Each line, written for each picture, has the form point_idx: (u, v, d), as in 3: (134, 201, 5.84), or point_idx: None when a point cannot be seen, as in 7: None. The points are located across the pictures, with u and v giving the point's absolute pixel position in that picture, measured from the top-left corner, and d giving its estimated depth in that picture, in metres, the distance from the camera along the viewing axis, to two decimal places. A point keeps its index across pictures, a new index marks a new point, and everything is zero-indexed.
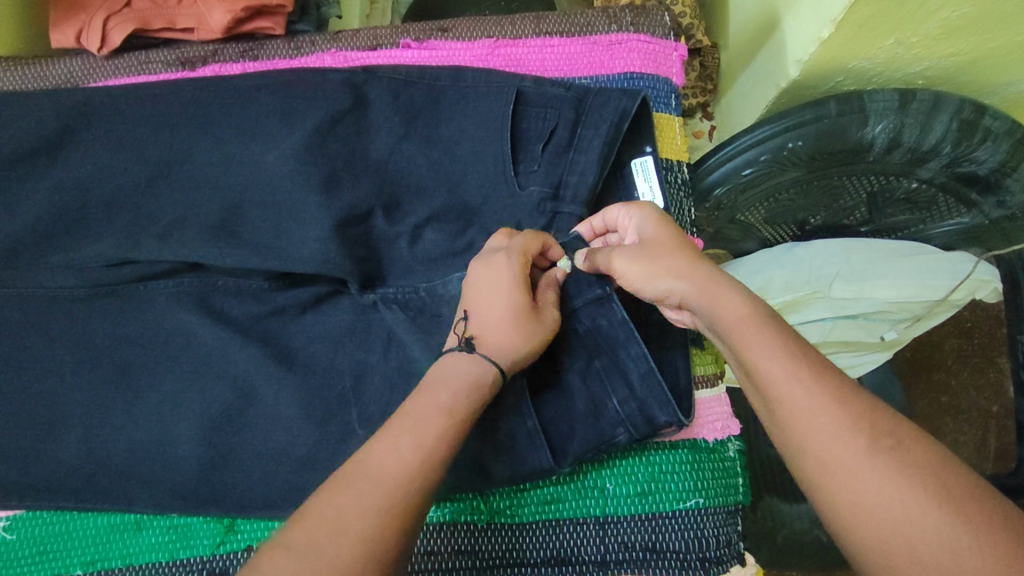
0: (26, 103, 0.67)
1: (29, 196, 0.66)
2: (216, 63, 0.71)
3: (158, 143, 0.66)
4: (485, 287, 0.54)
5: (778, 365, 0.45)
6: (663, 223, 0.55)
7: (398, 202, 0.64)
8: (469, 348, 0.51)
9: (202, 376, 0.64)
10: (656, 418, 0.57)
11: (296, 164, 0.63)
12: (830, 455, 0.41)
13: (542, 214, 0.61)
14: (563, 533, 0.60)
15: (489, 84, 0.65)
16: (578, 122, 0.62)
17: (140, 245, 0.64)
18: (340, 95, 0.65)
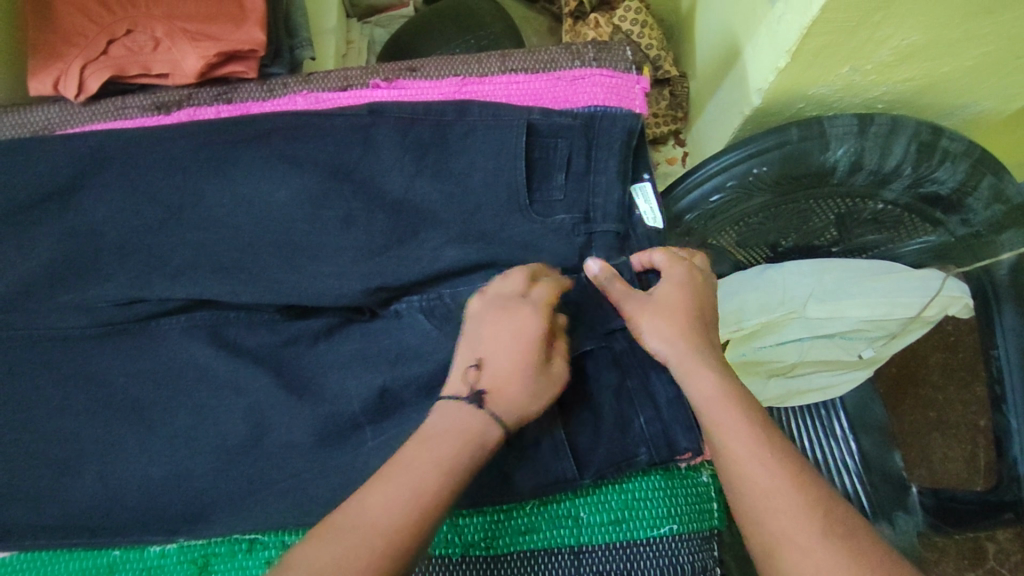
0: (23, 148, 0.69)
1: (40, 238, 0.67)
2: (191, 106, 0.73)
3: (169, 186, 0.68)
4: (507, 335, 0.53)
5: (744, 435, 0.47)
6: (692, 295, 0.57)
7: (382, 236, 0.65)
8: (479, 404, 0.50)
9: (213, 405, 0.64)
10: (678, 443, 0.60)
11: (310, 207, 0.66)
12: (787, 530, 0.43)
13: (577, 237, 0.65)
14: (538, 563, 0.60)
15: (498, 119, 0.67)
16: (590, 147, 0.67)
17: (150, 285, 0.65)
18: (349, 139, 0.68)
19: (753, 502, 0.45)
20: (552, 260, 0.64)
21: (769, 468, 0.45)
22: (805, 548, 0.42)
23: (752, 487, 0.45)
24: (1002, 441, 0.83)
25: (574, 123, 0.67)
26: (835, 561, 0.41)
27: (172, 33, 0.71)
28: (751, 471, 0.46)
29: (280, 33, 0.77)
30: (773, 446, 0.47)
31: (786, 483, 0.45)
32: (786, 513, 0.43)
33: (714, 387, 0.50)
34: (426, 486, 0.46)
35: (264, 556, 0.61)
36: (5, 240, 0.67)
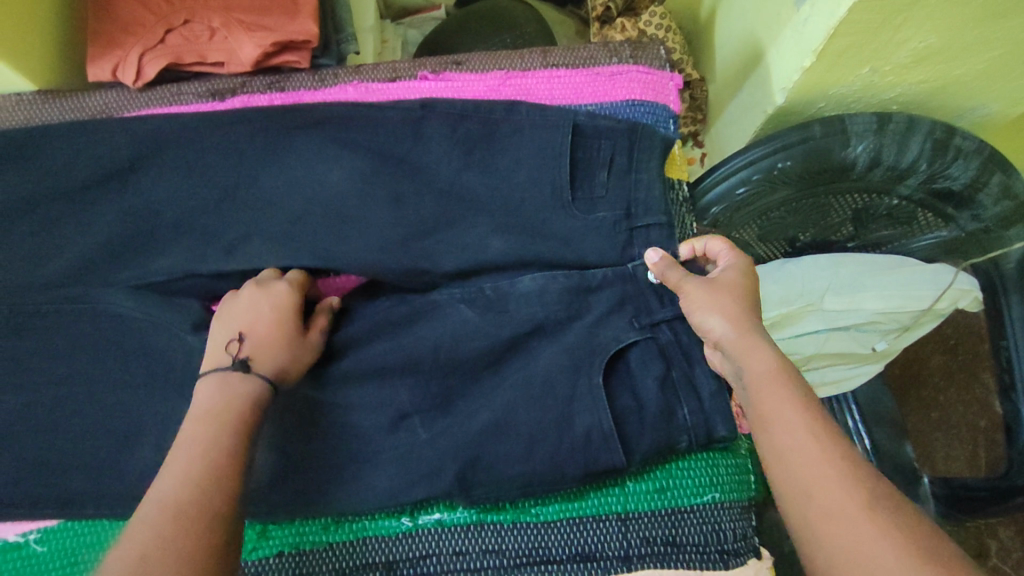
0: (86, 130, 0.71)
1: (97, 217, 0.69)
2: (245, 94, 0.75)
3: (225, 168, 0.70)
4: (262, 309, 0.59)
5: (800, 416, 0.48)
6: (747, 279, 0.60)
7: (433, 216, 0.67)
8: (243, 367, 0.54)
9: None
10: (718, 431, 0.62)
11: (363, 186, 0.68)
12: (833, 497, 0.43)
13: (620, 234, 0.68)
14: (586, 530, 0.61)
15: (544, 118, 0.70)
16: (632, 148, 0.70)
17: (204, 259, 0.66)
18: (401, 130, 0.70)
19: (802, 477, 0.45)
20: (592, 259, 0.67)
21: (818, 440, 0.46)
22: (851, 515, 0.42)
23: (799, 456, 0.46)
24: (1013, 428, 0.87)
25: (617, 126, 0.70)
26: (882, 529, 0.41)
27: (229, 24, 0.74)
28: (800, 441, 0.47)
29: (328, 29, 0.80)
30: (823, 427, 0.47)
31: (831, 461, 0.45)
32: (831, 481, 0.44)
33: (765, 372, 0.52)
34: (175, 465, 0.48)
35: (319, 523, 0.60)
36: (64, 220, 0.69)
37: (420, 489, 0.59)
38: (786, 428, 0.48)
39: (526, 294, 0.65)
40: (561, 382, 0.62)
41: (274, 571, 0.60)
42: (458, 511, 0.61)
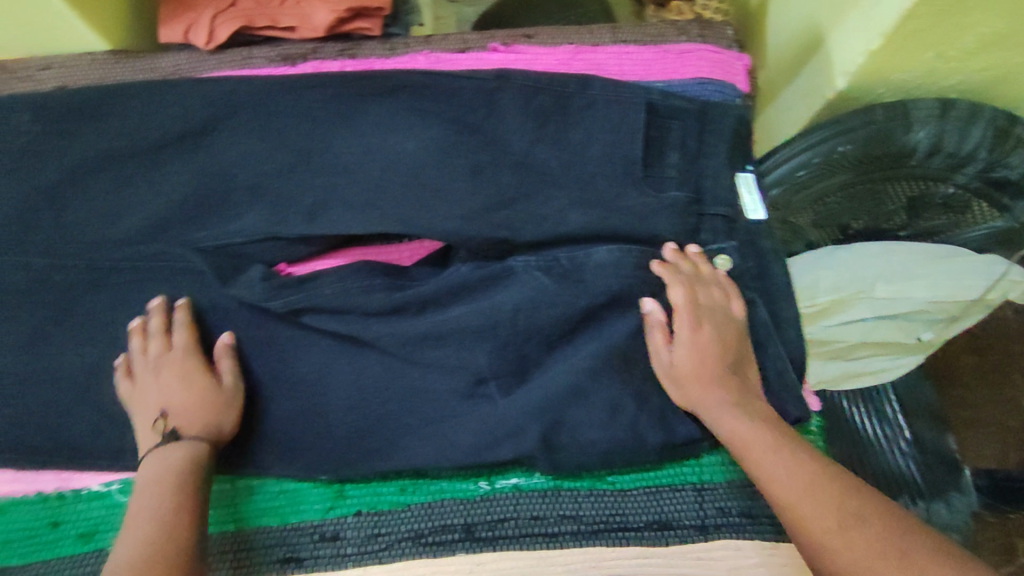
0: (160, 92, 0.71)
1: (170, 178, 0.69)
2: (316, 60, 0.75)
3: (297, 133, 0.70)
4: (168, 381, 0.60)
5: (776, 463, 0.51)
6: (711, 343, 0.59)
7: (507, 187, 0.66)
8: (172, 438, 0.57)
9: (333, 351, 0.63)
10: (788, 412, 0.62)
11: (436, 151, 0.67)
12: (822, 530, 0.46)
13: (689, 216, 0.67)
14: (663, 498, 0.62)
15: (618, 94, 0.70)
16: (703, 131, 0.69)
17: (287, 222, 0.66)
18: (475, 101, 0.70)
19: (794, 516, 0.48)
20: (666, 235, 0.66)
21: (795, 473, 0.50)
22: (838, 539, 0.45)
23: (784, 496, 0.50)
24: None
25: (689, 107, 0.70)
26: (867, 548, 0.44)
27: None
28: (781, 479, 0.50)
29: None
30: (798, 458, 0.51)
31: (809, 490, 0.49)
32: (814, 510, 0.48)
33: (744, 428, 0.55)
34: (153, 484, 0.53)
35: (397, 484, 0.62)
36: (138, 178, 0.70)
37: (504, 445, 0.60)
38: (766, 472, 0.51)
39: (603, 264, 0.63)
40: (639, 350, 0.63)
41: (352, 530, 0.60)
42: (535, 478, 0.63)
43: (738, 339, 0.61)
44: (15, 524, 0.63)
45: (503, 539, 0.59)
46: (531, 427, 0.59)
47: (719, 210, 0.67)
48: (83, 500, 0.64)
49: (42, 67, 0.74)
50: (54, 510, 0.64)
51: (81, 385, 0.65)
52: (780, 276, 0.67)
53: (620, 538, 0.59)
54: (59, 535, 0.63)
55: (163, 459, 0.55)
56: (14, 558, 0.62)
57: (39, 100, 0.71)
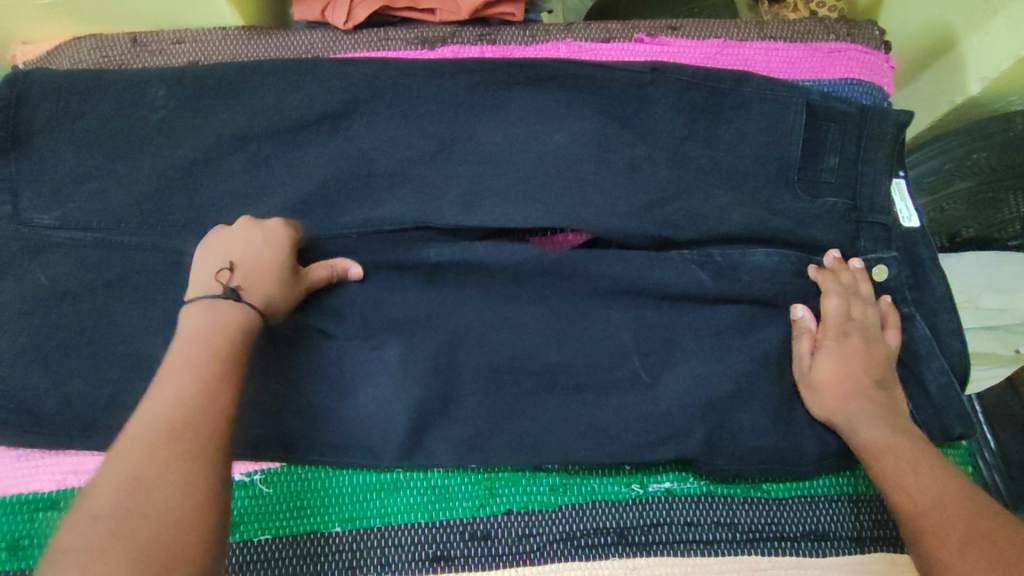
0: (301, 71, 0.69)
1: (311, 159, 0.68)
2: (455, 44, 0.73)
3: (444, 121, 0.69)
4: (254, 243, 0.58)
5: (908, 475, 0.53)
6: (856, 358, 0.60)
7: (664, 186, 0.65)
8: (233, 296, 0.53)
9: (491, 343, 0.61)
10: (951, 428, 0.62)
11: (591, 144, 0.67)
12: (939, 541, 0.48)
13: (847, 223, 0.66)
14: (819, 508, 0.61)
15: (774, 93, 0.68)
16: (862, 136, 0.68)
17: (440, 211, 0.64)
18: (626, 92, 0.69)
19: (916, 524, 0.50)
20: (826, 241, 0.65)
21: (926, 486, 0.51)
22: (956, 550, 0.47)
23: (910, 506, 0.51)
24: None
25: (848, 111, 0.68)
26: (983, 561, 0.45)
27: None
28: (911, 489, 0.52)
29: None
30: (935, 476, 0.52)
31: (941, 506, 0.50)
32: (938, 522, 0.49)
33: (881, 437, 0.56)
34: (178, 388, 0.48)
35: (549, 482, 0.61)
36: (276, 158, 0.68)
37: (667, 446, 0.60)
38: (894, 482, 0.53)
39: (760, 268, 0.64)
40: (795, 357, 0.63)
41: (504, 529, 0.60)
42: (687, 483, 0.62)
43: (888, 358, 0.61)
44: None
45: (657, 544, 0.60)
46: (696, 428, 0.60)
47: (878, 217, 0.66)
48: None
49: (175, 40, 0.72)
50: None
51: None
52: (937, 289, 0.66)
53: (776, 548, 0.60)
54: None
55: (197, 352, 0.50)
56: None
57: (174, 74, 0.69)
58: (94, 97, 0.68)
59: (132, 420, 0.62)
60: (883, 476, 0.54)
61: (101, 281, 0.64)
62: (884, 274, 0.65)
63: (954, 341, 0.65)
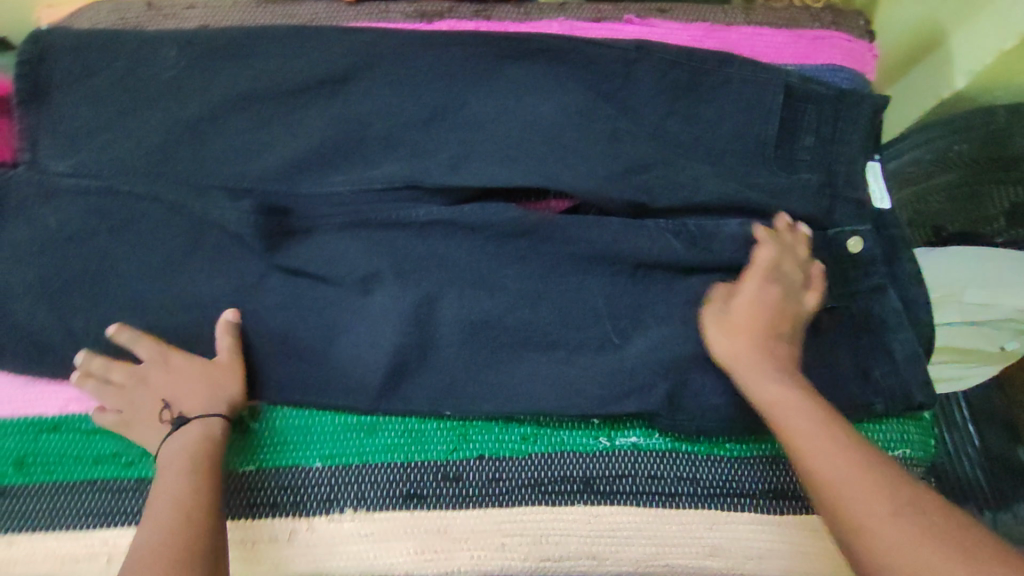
0: (304, 38, 0.73)
1: (310, 120, 0.72)
2: (452, 19, 0.77)
3: (437, 89, 0.72)
4: (156, 398, 0.63)
5: (820, 436, 0.52)
6: (772, 307, 0.60)
7: (643, 155, 0.68)
8: (180, 422, 0.61)
9: (469, 297, 0.65)
10: (914, 397, 0.64)
11: (575, 114, 0.70)
12: (857, 512, 0.48)
13: (822, 198, 0.68)
14: (779, 468, 0.63)
15: (755, 73, 0.71)
16: (839, 117, 0.71)
17: (427, 171, 0.67)
18: (612, 68, 0.72)
19: (837, 488, 0.49)
20: (800, 214, 0.67)
21: (846, 452, 0.51)
22: (879, 519, 0.47)
23: (819, 472, 0.50)
24: None
25: (825, 92, 0.71)
26: (906, 535, 0.45)
27: None
28: (827, 457, 0.51)
29: None
30: (843, 441, 0.52)
31: (857, 470, 0.50)
32: (852, 487, 0.49)
33: (786, 396, 0.55)
34: (177, 482, 0.56)
35: (520, 431, 0.64)
36: (278, 119, 0.72)
37: (633, 401, 0.62)
38: (809, 447, 0.52)
39: (733, 237, 0.66)
40: None
41: (475, 472, 0.63)
42: (653, 438, 0.65)
43: (795, 311, 0.61)
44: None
45: (621, 493, 0.62)
46: (658, 384, 0.62)
47: (851, 194, 0.69)
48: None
49: (189, 6, 0.77)
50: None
51: (215, 315, 0.67)
52: (907, 264, 0.68)
53: (735, 503, 0.62)
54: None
55: (193, 449, 0.58)
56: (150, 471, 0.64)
57: (186, 37, 0.73)
58: (111, 55, 0.72)
59: (130, 355, 0.66)
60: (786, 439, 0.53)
61: (108, 226, 0.68)
62: (857, 246, 0.67)
63: (922, 314, 0.66)
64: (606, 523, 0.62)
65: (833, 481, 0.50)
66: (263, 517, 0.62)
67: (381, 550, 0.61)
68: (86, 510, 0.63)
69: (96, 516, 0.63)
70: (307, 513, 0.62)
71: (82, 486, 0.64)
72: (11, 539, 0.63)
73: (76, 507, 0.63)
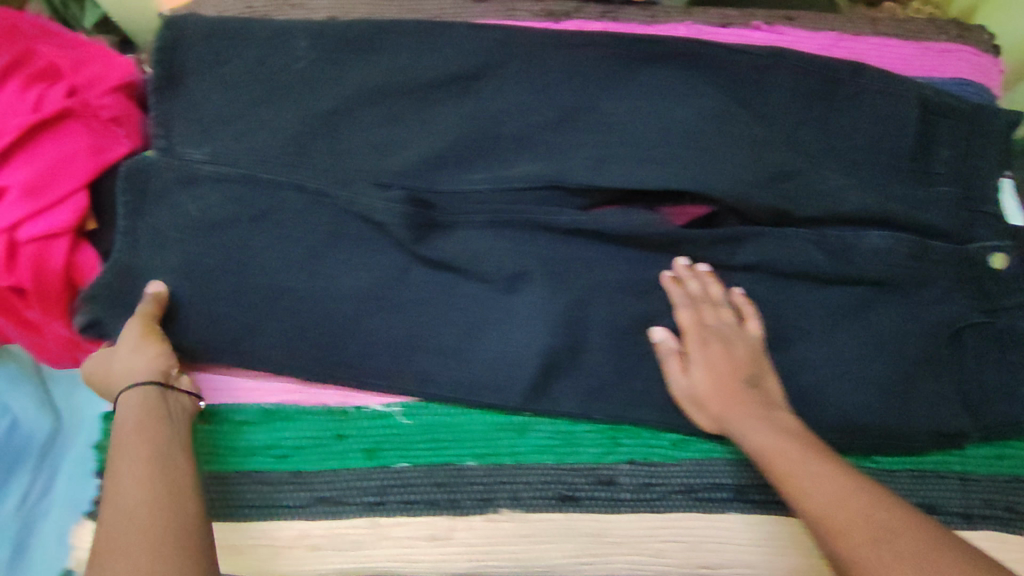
0: (435, 33, 0.73)
1: (444, 118, 0.72)
2: (579, 19, 0.76)
3: (569, 90, 0.72)
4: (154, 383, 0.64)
5: (790, 465, 0.52)
6: (720, 363, 0.62)
7: (785, 165, 0.68)
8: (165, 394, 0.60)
9: (617, 302, 0.67)
10: None
11: (711, 119, 0.69)
12: (850, 536, 0.46)
13: (960, 212, 0.70)
14: (929, 484, 0.68)
15: (889, 84, 0.71)
16: (973, 132, 0.72)
17: (571, 168, 0.68)
18: (746, 75, 0.72)
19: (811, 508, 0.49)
20: (938, 228, 0.69)
21: (805, 478, 0.51)
22: (866, 541, 0.45)
23: (807, 499, 0.50)
24: None
25: (962, 107, 0.72)
26: (896, 553, 0.44)
27: None
28: (804, 486, 0.51)
29: None
30: (827, 470, 0.51)
31: (841, 499, 0.49)
32: (839, 513, 0.48)
33: (770, 442, 0.55)
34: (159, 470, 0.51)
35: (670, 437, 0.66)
36: (411, 115, 0.72)
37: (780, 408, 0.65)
38: (792, 477, 0.52)
39: (877, 250, 0.67)
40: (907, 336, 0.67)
41: (629, 476, 0.64)
42: None
43: (752, 354, 0.63)
44: (302, 433, 0.65)
45: (776, 502, 0.64)
46: (793, 386, 0.66)
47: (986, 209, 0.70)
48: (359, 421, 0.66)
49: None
50: (338, 424, 0.65)
51: (352, 307, 0.66)
52: None
53: None
54: (342, 448, 0.65)
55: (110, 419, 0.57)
56: (303, 463, 0.64)
57: (316, 28, 0.72)
58: (241, 44, 0.71)
59: (267, 346, 0.66)
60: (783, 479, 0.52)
61: (248, 216, 0.68)
62: (1003, 262, 0.69)
63: None
64: (764, 532, 0.63)
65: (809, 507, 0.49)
66: (425, 514, 0.63)
67: (544, 551, 0.62)
68: (243, 500, 0.63)
69: (254, 507, 0.63)
70: (467, 512, 0.63)
71: (237, 477, 0.64)
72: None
73: (235, 496, 0.63)
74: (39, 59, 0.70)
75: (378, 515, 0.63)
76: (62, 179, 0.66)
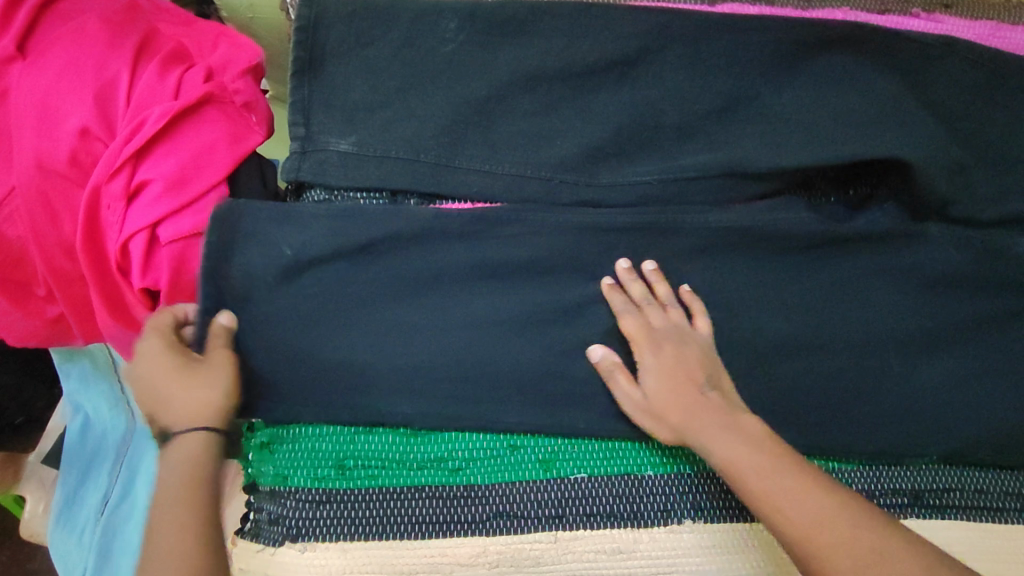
0: (591, 13, 0.68)
1: (602, 107, 0.67)
2: (732, 4, 0.73)
3: (732, 78, 0.68)
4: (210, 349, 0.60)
5: (760, 482, 0.53)
6: (674, 371, 0.61)
7: (957, 164, 0.67)
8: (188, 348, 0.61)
9: (785, 305, 0.66)
10: None
11: (882, 110, 0.67)
12: (835, 558, 0.49)
13: None
14: None
15: None
16: None
17: (750, 156, 0.66)
18: (914, 65, 0.69)
19: (796, 533, 0.51)
20: None
21: (781, 497, 0.52)
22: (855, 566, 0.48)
23: (788, 518, 0.51)
24: None
25: None
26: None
27: None
28: (782, 502, 0.52)
29: None
30: (801, 483, 0.53)
31: (824, 515, 0.51)
32: (826, 532, 0.50)
33: (738, 454, 0.55)
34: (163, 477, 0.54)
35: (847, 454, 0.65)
36: (567, 104, 0.67)
37: (948, 409, 0.66)
38: (767, 495, 0.53)
39: None
40: None
41: None
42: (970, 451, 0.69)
43: (706, 360, 0.62)
44: (474, 446, 0.63)
45: (949, 507, 0.65)
46: (961, 387, 0.67)
47: None
48: (537, 430, 0.63)
49: None
50: (511, 434, 0.63)
51: (517, 307, 0.64)
52: None
53: None
54: (514, 461, 0.63)
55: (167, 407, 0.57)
56: (477, 476, 0.62)
57: (466, 8, 0.67)
58: (384, 25, 0.66)
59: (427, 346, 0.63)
60: (761, 499, 0.53)
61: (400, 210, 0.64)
62: None
63: None
64: (943, 537, 0.64)
65: (791, 527, 0.51)
66: (606, 527, 0.61)
67: (734, 564, 0.61)
68: (417, 517, 0.60)
69: (428, 523, 0.60)
70: (649, 524, 0.61)
71: (408, 492, 0.61)
72: (346, 547, 0.59)
73: (405, 514, 0.60)
74: (164, 39, 0.65)
75: (559, 528, 0.61)
76: (205, 171, 0.61)
